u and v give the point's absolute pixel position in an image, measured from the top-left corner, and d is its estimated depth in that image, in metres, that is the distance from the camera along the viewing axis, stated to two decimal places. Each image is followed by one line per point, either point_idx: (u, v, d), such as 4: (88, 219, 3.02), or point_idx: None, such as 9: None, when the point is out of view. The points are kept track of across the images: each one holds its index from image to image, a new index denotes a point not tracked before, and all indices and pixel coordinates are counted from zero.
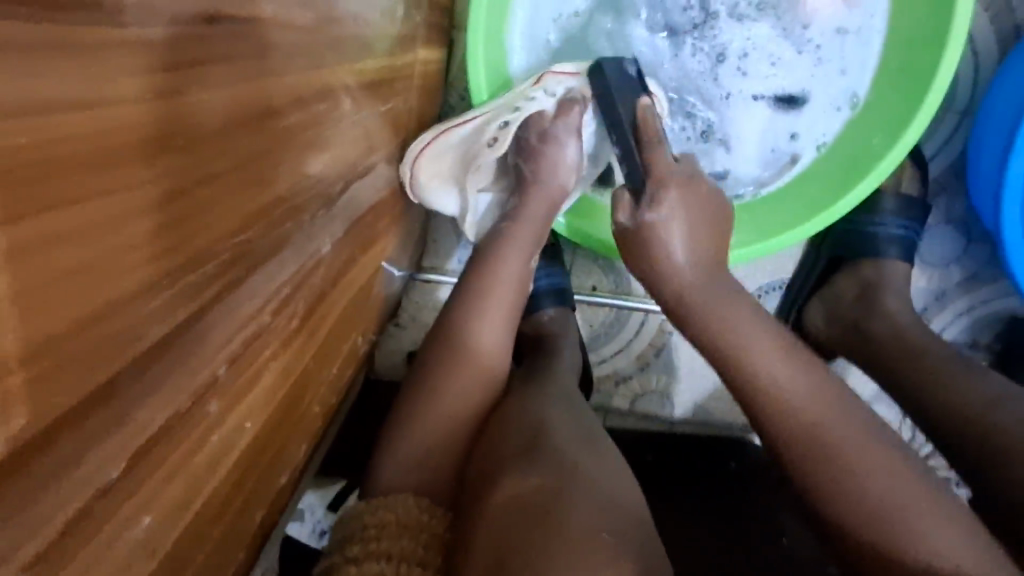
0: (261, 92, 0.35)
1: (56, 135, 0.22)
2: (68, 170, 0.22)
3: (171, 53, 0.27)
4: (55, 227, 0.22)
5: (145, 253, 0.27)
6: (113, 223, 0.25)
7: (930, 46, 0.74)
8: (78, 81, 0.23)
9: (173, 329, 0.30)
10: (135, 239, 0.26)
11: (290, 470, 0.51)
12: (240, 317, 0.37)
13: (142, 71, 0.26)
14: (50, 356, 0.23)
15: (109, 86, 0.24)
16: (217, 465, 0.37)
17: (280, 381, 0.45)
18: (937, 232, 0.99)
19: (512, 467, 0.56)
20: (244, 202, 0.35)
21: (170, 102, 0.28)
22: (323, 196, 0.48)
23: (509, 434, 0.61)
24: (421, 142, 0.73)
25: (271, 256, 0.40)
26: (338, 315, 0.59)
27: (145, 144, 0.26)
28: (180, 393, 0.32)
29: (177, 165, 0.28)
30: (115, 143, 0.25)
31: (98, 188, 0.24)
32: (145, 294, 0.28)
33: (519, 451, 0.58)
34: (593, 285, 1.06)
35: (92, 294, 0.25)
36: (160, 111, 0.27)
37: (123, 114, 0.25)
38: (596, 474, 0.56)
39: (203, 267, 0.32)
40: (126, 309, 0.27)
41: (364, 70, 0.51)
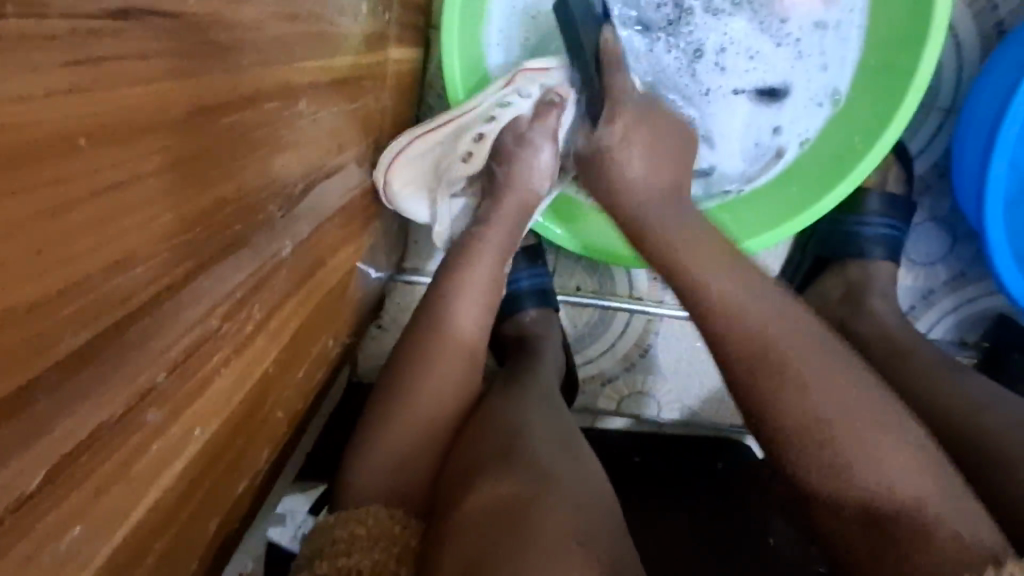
0: (208, 90, 0.34)
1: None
2: (2, 165, 0.22)
3: (103, 50, 0.26)
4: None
5: (78, 254, 0.27)
6: (35, 225, 0.24)
7: (908, 41, 0.74)
8: (14, 75, 0.22)
9: (108, 331, 0.30)
10: (66, 240, 0.26)
11: (252, 475, 0.50)
12: (185, 321, 0.36)
13: (68, 70, 0.25)
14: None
15: (48, 80, 0.24)
16: (162, 471, 0.37)
17: (235, 385, 0.44)
18: (923, 231, 0.98)
19: (488, 472, 0.55)
20: (189, 204, 0.34)
21: (114, 98, 0.27)
22: (284, 195, 0.47)
23: (485, 437, 0.60)
24: (393, 150, 0.72)
25: (221, 257, 0.39)
26: (305, 317, 0.58)
27: (75, 144, 0.25)
28: (114, 400, 0.31)
29: (111, 166, 0.28)
30: (52, 139, 0.24)
31: (31, 185, 0.24)
32: (72, 298, 0.27)
33: (495, 458, 0.57)
34: (577, 286, 1.05)
35: (12, 299, 0.24)
36: (102, 107, 0.26)
37: (49, 116, 0.24)
38: (568, 480, 0.55)
39: (140, 270, 0.31)
40: (54, 311, 0.26)
41: (324, 68, 0.50)
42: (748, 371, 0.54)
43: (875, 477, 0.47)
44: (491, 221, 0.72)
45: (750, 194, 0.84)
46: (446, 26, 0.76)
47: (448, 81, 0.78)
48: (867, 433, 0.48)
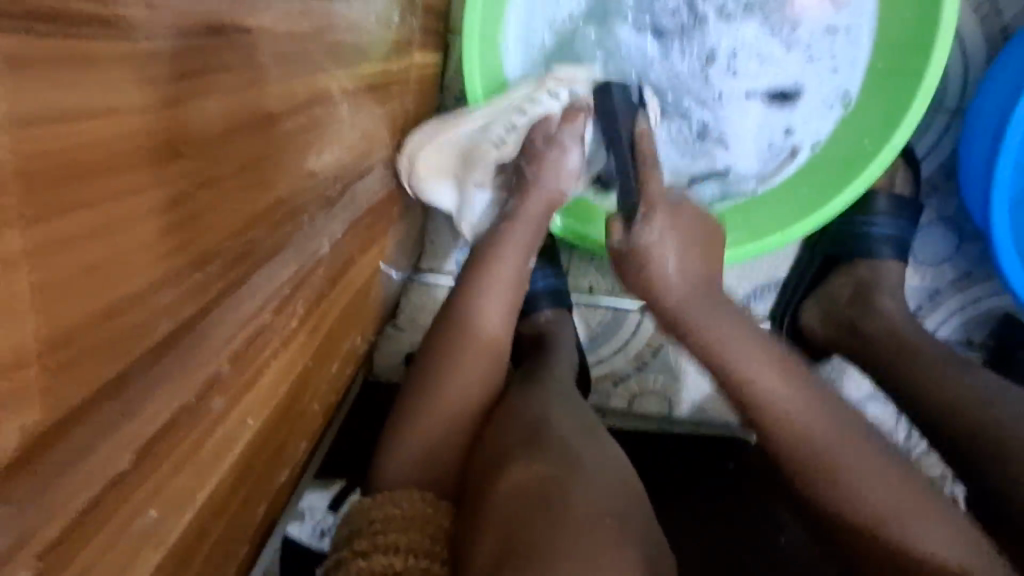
0: (263, 97, 0.36)
1: (60, 140, 0.23)
2: (74, 175, 0.24)
3: (168, 68, 0.28)
4: (63, 230, 0.24)
5: (153, 254, 0.29)
6: (111, 229, 0.26)
7: (916, 46, 0.76)
8: (83, 91, 0.24)
9: (184, 323, 0.32)
10: (141, 241, 0.28)
11: (292, 466, 0.53)
12: (244, 314, 0.38)
13: (140, 86, 0.27)
14: (63, 350, 0.25)
15: (111, 95, 0.25)
16: (224, 456, 0.39)
17: (282, 377, 0.46)
18: (931, 231, 1.00)
19: (517, 455, 0.57)
20: (246, 206, 0.36)
21: (175, 109, 0.29)
22: (324, 196, 0.50)
23: (511, 426, 0.62)
24: (422, 134, 0.74)
25: (273, 255, 0.41)
26: (338, 314, 0.60)
27: (146, 155, 0.27)
28: (187, 388, 0.33)
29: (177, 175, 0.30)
30: (116, 148, 0.26)
31: (105, 192, 0.26)
32: (148, 295, 0.29)
33: (523, 443, 0.58)
34: (590, 286, 1.07)
35: (96, 296, 0.26)
36: (165, 118, 0.28)
37: (121, 133, 0.26)
38: (594, 459, 0.57)
39: (205, 270, 0.33)
40: (136, 306, 0.28)
41: (360, 74, 0.52)
42: None
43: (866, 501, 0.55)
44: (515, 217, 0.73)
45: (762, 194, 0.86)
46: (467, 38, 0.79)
47: (468, 85, 0.81)
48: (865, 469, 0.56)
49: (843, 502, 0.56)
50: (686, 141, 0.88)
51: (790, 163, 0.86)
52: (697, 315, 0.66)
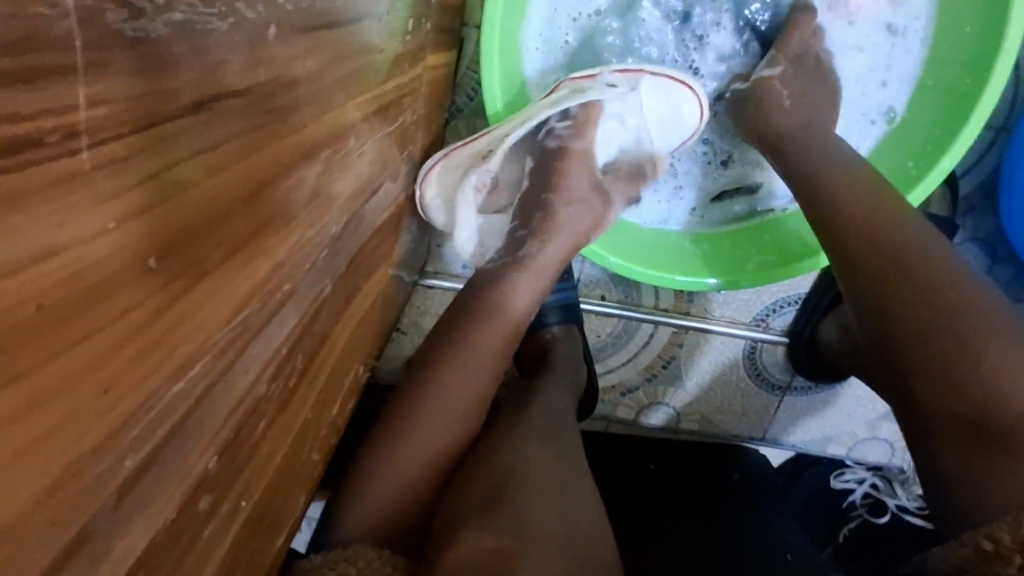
0: (259, 161, 0.31)
1: (10, 300, 0.19)
2: (26, 338, 0.20)
3: (141, 166, 0.24)
4: (20, 399, 0.20)
5: (129, 384, 0.25)
6: (69, 370, 0.22)
7: (971, 66, 0.69)
8: (43, 227, 0.20)
9: (164, 441, 0.28)
10: (111, 376, 0.24)
11: (290, 524, 0.48)
12: (235, 400, 0.34)
13: (113, 195, 0.23)
14: (21, 526, 0.22)
15: (74, 222, 0.22)
16: (214, 552, 0.34)
17: (278, 444, 0.42)
18: (962, 252, 0.94)
19: (474, 519, 0.53)
20: (233, 291, 0.31)
21: (159, 216, 0.25)
22: (327, 237, 0.44)
23: (478, 475, 0.57)
24: (431, 161, 0.72)
25: (270, 323, 0.36)
26: (341, 349, 0.55)
27: (111, 279, 0.23)
28: (167, 505, 0.29)
29: (152, 285, 0.26)
30: (82, 283, 0.22)
31: (66, 338, 0.22)
32: (116, 432, 0.25)
33: (484, 500, 0.54)
34: (602, 294, 1.00)
35: (52, 454, 0.22)
36: (148, 226, 0.25)
37: (82, 253, 0.22)
38: (548, 517, 0.53)
39: (184, 377, 0.29)
40: (96, 451, 0.24)
41: (371, 96, 0.47)
42: None
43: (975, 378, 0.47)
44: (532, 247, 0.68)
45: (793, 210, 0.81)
46: (486, 37, 0.71)
47: (487, 97, 0.75)
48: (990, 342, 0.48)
49: (942, 376, 0.49)
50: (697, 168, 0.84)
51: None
52: (837, 190, 0.59)
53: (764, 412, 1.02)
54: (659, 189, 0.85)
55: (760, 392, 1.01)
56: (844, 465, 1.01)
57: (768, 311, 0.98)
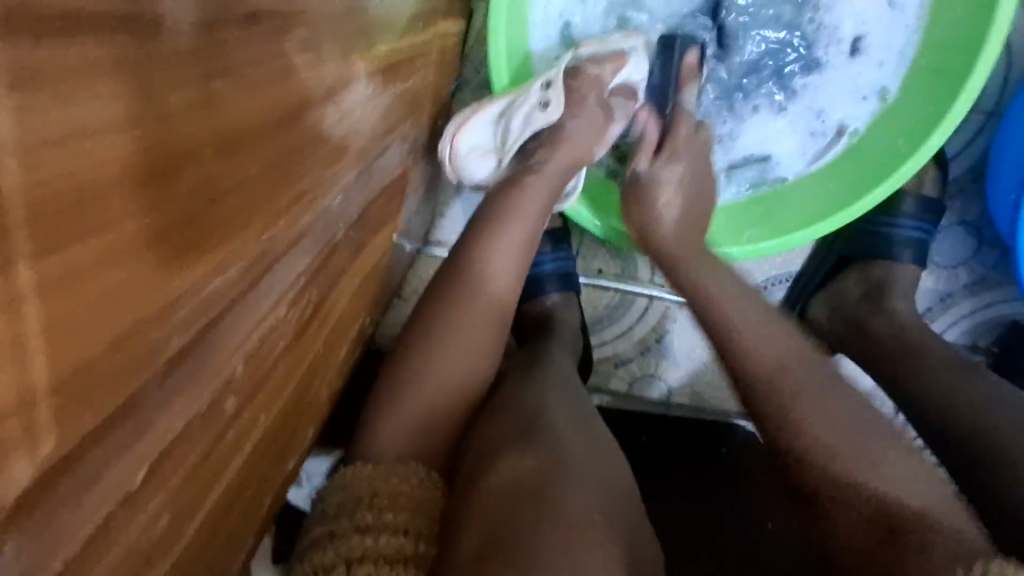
0: (279, 93, 0.34)
1: (72, 165, 0.22)
2: (83, 205, 0.23)
3: (179, 73, 0.27)
4: (84, 256, 0.23)
5: (168, 275, 0.28)
6: (121, 246, 0.25)
7: (964, 47, 0.71)
8: (98, 108, 0.23)
9: (194, 340, 0.31)
10: (156, 262, 0.27)
11: (300, 454, 0.51)
12: (259, 313, 0.36)
13: (156, 93, 0.26)
14: (73, 389, 0.24)
15: (111, 105, 0.24)
16: (233, 457, 0.37)
17: (291, 372, 0.44)
18: (948, 235, 0.97)
19: (507, 450, 0.56)
20: (258, 208, 0.34)
21: (181, 124, 0.28)
22: (342, 183, 0.47)
23: (508, 414, 0.61)
24: (459, 116, 0.74)
25: (287, 252, 0.38)
26: (348, 298, 0.58)
27: (156, 166, 0.27)
28: (201, 396, 0.32)
29: (191, 182, 0.29)
30: (119, 168, 0.25)
31: (114, 221, 0.25)
32: (162, 315, 0.28)
33: (517, 438, 0.57)
34: (599, 268, 1.04)
35: (110, 323, 0.25)
36: (172, 131, 0.27)
37: (133, 134, 0.25)
38: (584, 459, 0.56)
39: (218, 279, 0.32)
40: (142, 330, 0.27)
41: (381, 51, 0.49)
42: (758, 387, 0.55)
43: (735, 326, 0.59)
44: (517, 207, 0.69)
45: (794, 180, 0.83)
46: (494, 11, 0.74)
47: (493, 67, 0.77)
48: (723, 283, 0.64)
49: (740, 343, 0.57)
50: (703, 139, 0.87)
51: (834, 145, 0.82)
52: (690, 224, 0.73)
53: None
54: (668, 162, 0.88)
55: None
56: None
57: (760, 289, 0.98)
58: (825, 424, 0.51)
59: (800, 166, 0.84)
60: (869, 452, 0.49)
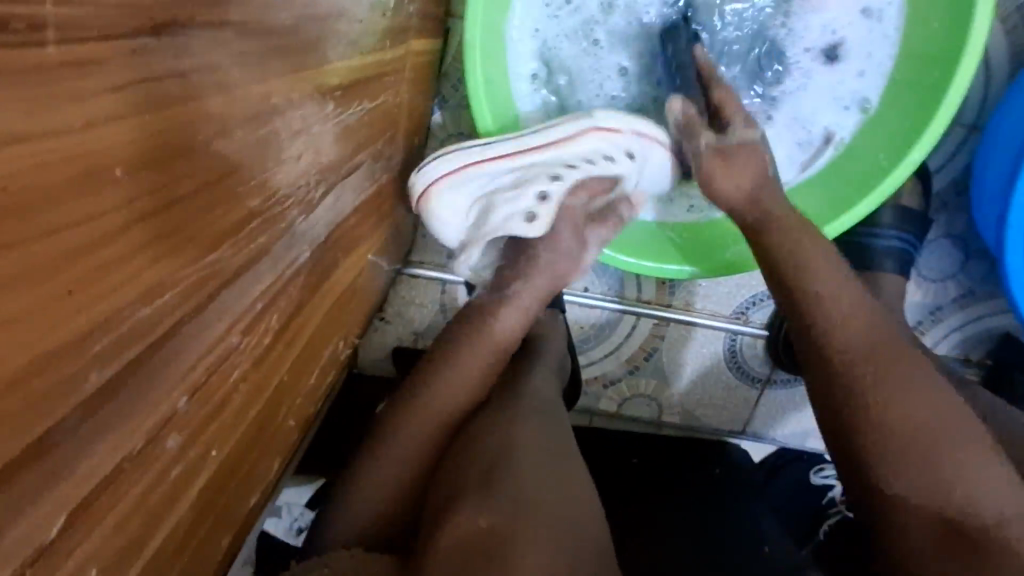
0: (238, 104, 0.32)
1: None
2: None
3: (124, 79, 0.25)
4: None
5: (96, 293, 0.26)
6: (44, 271, 0.23)
7: (940, 60, 0.71)
8: (22, 113, 0.21)
9: (143, 377, 0.30)
10: (82, 279, 0.25)
11: (263, 487, 0.49)
12: (207, 341, 0.34)
13: (93, 98, 0.24)
14: None
15: (42, 118, 0.22)
16: (180, 496, 0.35)
17: (250, 400, 0.42)
18: (936, 247, 0.96)
19: (469, 499, 0.55)
20: (202, 227, 0.32)
21: (110, 131, 0.25)
22: (304, 202, 0.45)
23: (472, 461, 0.60)
24: (454, 160, 0.73)
25: (239, 276, 0.36)
26: (317, 321, 0.56)
27: (88, 179, 0.24)
28: (136, 432, 0.30)
29: (133, 196, 0.26)
30: (43, 180, 0.22)
31: (21, 237, 0.22)
32: (88, 338, 0.26)
33: (477, 484, 0.57)
34: (585, 286, 1.00)
35: (26, 347, 0.23)
36: (106, 143, 0.25)
37: (68, 149, 0.23)
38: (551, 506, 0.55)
39: (155, 304, 0.29)
40: (66, 357, 0.25)
41: (349, 66, 0.47)
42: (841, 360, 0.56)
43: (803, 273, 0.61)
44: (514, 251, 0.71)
45: (786, 192, 0.83)
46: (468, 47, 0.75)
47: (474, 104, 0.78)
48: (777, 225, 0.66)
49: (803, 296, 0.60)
50: None
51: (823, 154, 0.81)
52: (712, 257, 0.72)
53: (744, 405, 1.02)
54: None
55: (740, 384, 1.02)
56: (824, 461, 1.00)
57: (747, 306, 0.99)
58: (909, 407, 0.52)
59: (791, 177, 0.83)
60: (957, 441, 0.50)
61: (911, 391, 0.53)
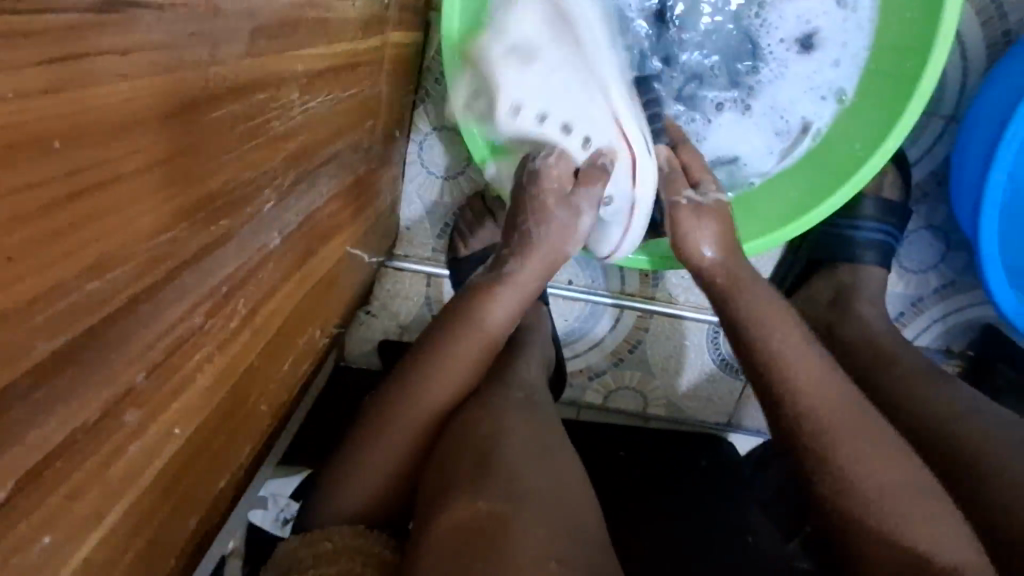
0: (199, 84, 0.33)
1: None
2: None
3: (99, 62, 0.25)
4: None
5: (44, 260, 0.26)
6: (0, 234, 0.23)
7: (913, 49, 0.72)
8: None
9: (94, 351, 0.30)
10: (29, 246, 0.24)
11: (233, 472, 0.49)
12: (166, 321, 0.35)
13: (63, 76, 0.24)
14: None
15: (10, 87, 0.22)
16: (138, 475, 0.36)
17: (216, 383, 0.43)
18: (916, 239, 0.97)
19: (466, 485, 0.56)
20: (157, 205, 0.32)
21: (73, 96, 0.25)
22: (271, 189, 0.45)
23: (464, 446, 0.60)
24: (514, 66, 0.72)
25: (201, 257, 0.37)
26: (291, 309, 0.56)
27: (49, 149, 0.24)
28: (88, 405, 0.31)
29: (94, 164, 0.27)
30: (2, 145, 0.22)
31: None
32: (31, 306, 0.26)
33: (473, 472, 0.57)
34: (569, 279, 1.00)
35: None
36: (69, 107, 0.25)
37: (33, 121, 0.23)
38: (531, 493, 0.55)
39: (105, 278, 0.29)
40: (14, 321, 0.25)
41: (317, 55, 0.47)
42: (809, 404, 0.60)
43: (768, 337, 0.65)
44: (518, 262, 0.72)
45: (767, 182, 0.84)
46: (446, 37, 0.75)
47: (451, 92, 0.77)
48: (741, 284, 0.70)
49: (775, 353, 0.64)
50: None
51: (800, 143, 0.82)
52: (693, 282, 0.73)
53: (729, 397, 1.03)
54: None
55: (724, 376, 1.02)
56: None
57: None
58: (875, 467, 0.55)
59: (770, 167, 0.84)
60: (910, 502, 0.53)
61: (873, 449, 0.56)
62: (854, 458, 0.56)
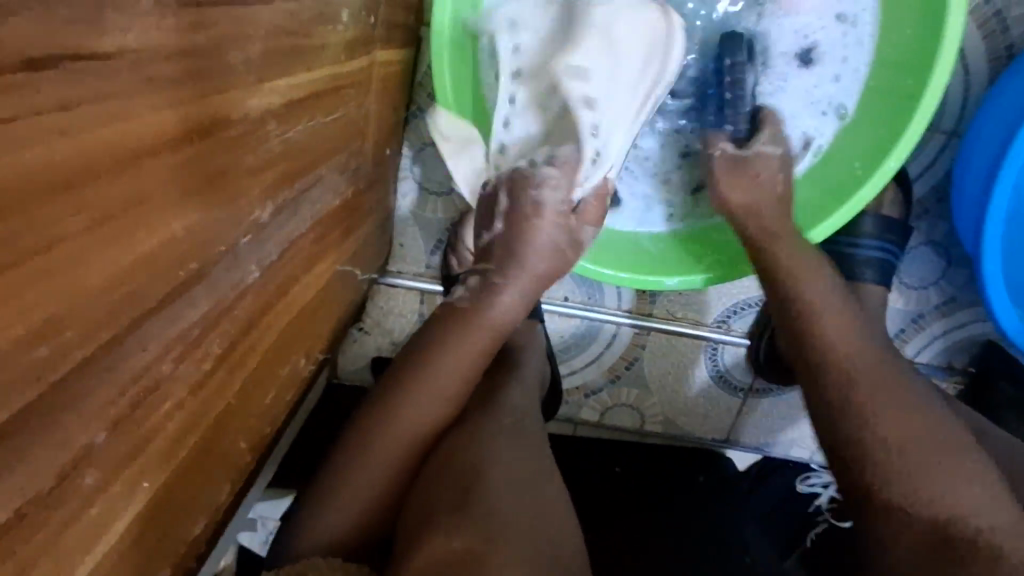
0: (160, 131, 0.31)
1: None
2: None
3: (35, 123, 0.24)
4: None
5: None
6: None
7: (914, 66, 0.70)
8: None
9: (46, 418, 0.29)
10: None
11: (211, 513, 0.48)
12: (127, 376, 0.34)
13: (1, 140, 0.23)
14: None
15: None
16: (99, 534, 0.34)
17: (189, 427, 0.41)
18: (917, 255, 0.94)
19: (445, 519, 0.54)
20: (114, 259, 0.30)
21: (8, 162, 0.23)
22: (247, 223, 0.43)
23: (449, 476, 0.58)
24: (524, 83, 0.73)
25: (168, 303, 0.35)
26: (274, 339, 0.55)
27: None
28: (41, 473, 0.29)
29: (37, 227, 0.25)
30: None
31: None
32: None
33: (453, 507, 0.55)
34: (564, 296, 0.99)
35: None
36: (5, 174, 0.23)
37: None
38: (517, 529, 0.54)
39: (54, 342, 0.28)
40: None
41: (295, 82, 0.45)
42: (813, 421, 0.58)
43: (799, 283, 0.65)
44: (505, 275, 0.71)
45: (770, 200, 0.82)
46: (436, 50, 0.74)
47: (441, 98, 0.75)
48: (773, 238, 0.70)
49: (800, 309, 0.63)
50: (669, 157, 0.84)
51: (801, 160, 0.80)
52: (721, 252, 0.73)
53: (728, 414, 1.01)
54: (633, 182, 0.85)
55: (723, 393, 1.00)
56: (810, 469, 0.99)
57: (728, 314, 0.97)
58: (895, 418, 0.54)
59: None
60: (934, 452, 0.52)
61: (896, 404, 0.55)
62: (877, 412, 0.55)
